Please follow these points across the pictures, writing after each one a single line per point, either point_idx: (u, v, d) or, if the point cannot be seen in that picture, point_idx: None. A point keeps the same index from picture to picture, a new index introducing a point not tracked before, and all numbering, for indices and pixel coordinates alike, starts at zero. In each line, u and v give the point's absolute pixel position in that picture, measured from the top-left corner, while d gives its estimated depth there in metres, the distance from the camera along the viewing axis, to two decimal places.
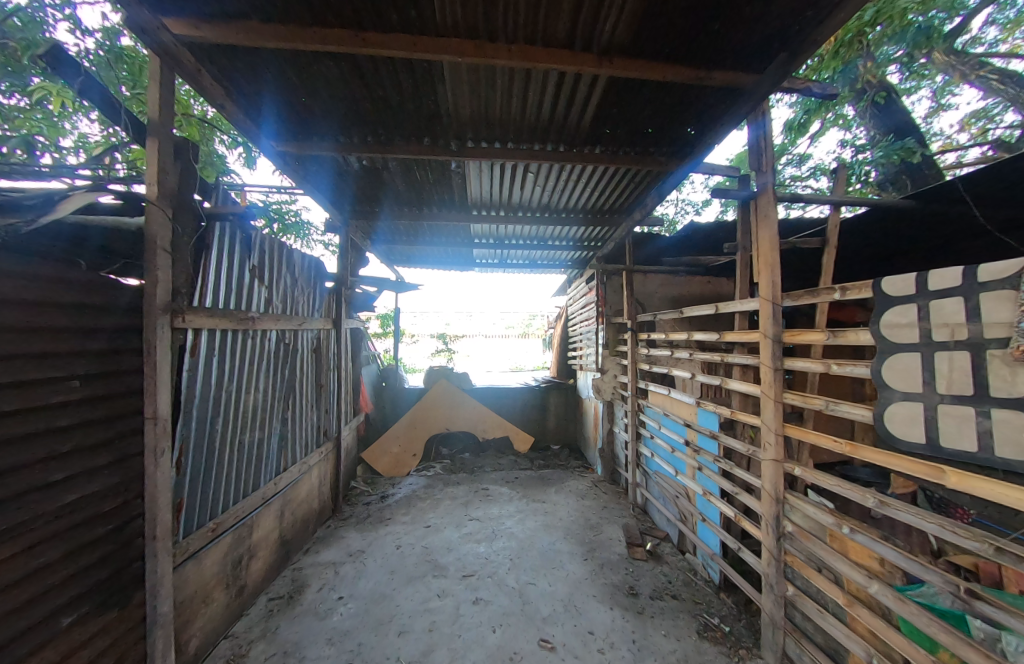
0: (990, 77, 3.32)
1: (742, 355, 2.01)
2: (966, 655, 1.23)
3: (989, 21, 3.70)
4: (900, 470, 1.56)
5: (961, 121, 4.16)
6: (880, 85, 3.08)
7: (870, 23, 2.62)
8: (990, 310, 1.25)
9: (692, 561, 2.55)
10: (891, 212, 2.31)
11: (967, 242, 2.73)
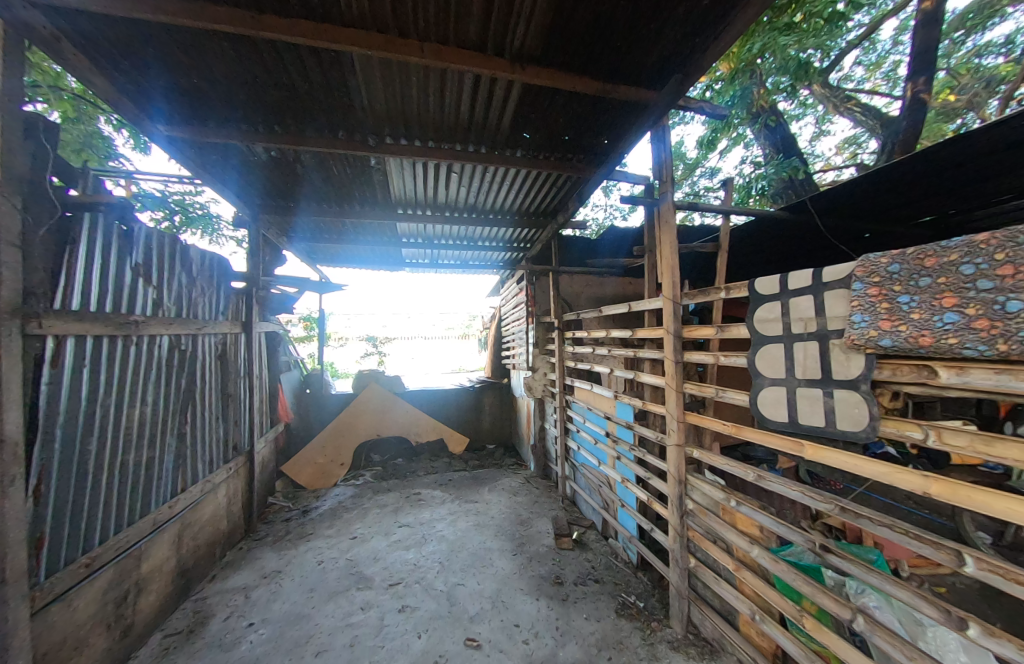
0: (856, 110, 3.91)
1: (651, 350, 2.15)
2: (824, 601, 1.47)
3: (857, 62, 4.36)
4: (773, 446, 1.79)
5: (837, 146, 4.87)
6: (774, 109, 3.44)
7: (759, 53, 2.90)
8: (831, 306, 1.49)
9: (614, 545, 2.71)
10: (769, 222, 2.65)
11: (828, 250, 3.21)
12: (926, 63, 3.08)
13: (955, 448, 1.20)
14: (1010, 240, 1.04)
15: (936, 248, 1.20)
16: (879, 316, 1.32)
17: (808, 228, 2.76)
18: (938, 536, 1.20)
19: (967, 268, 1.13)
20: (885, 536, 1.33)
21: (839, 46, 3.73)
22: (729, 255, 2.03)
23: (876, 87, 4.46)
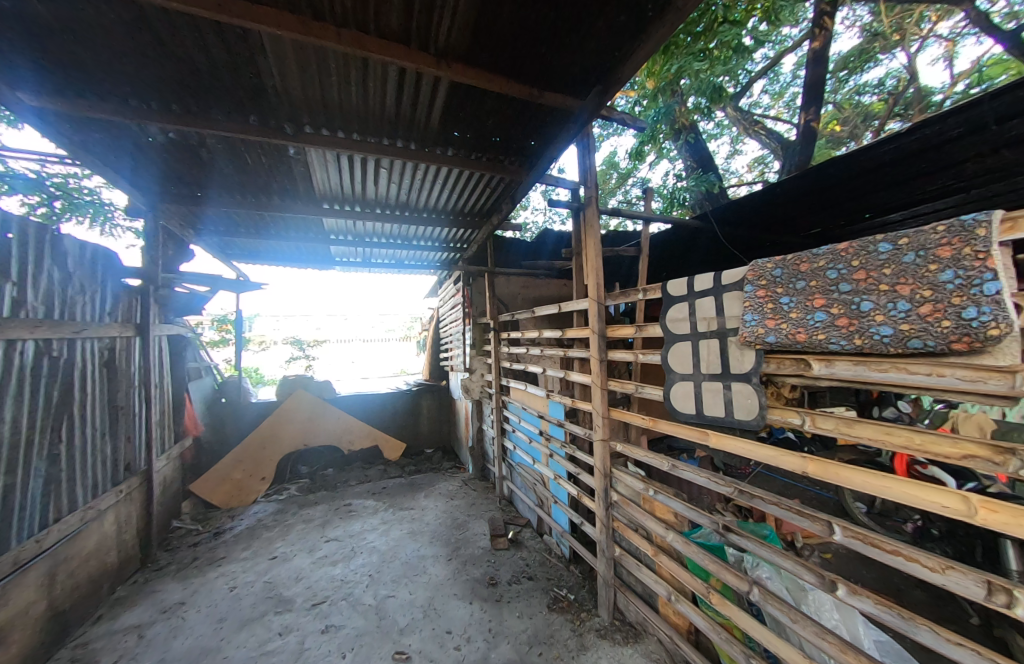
0: (762, 133, 4.37)
1: (580, 349, 2.21)
2: (727, 578, 1.60)
3: (763, 90, 4.90)
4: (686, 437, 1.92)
5: (747, 164, 5.43)
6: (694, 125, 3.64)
7: (676, 77, 2.90)
8: (729, 306, 1.62)
9: (548, 540, 2.77)
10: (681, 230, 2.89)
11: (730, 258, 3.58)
12: (816, 96, 3.51)
13: (824, 431, 1.37)
14: (863, 248, 1.24)
15: (809, 256, 1.37)
16: (766, 315, 1.46)
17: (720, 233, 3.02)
18: (814, 510, 1.36)
19: (832, 273, 1.30)
20: (774, 513, 1.50)
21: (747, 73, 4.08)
22: (648, 258, 2.14)
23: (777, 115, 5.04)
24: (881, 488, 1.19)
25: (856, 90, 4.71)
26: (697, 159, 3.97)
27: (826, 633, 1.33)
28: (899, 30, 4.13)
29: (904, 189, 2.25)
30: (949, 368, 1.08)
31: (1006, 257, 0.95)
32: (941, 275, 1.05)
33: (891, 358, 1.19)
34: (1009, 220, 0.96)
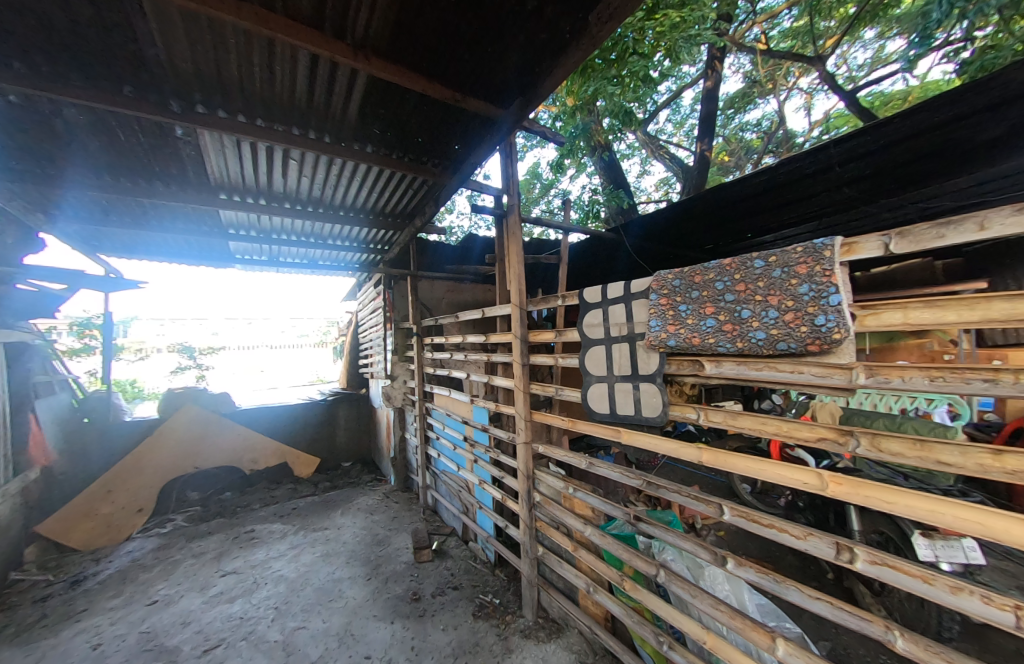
0: (666, 157, 4.88)
1: (503, 354, 2.24)
2: (638, 565, 1.71)
3: (667, 119, 5.49)
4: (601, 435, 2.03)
5: (654, 185, 6.06)
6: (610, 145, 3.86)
7: (591, 97, 3.11)
8: (637, 313, 1.73)
9: (474, 547, 2.76)
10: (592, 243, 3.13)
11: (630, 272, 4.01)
12: (708, 129, 3.99)
13: (715, 423, 1.54)
14: (742, 264, 1.42)
15: (701, 269, 1.54)
16: (667, 321, 1.60)
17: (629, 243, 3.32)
18: (708, 494, 1.52)
19: (719, 285, 1.47)
20: (675, 500, 1.64)
21: (654, 103, 4.53)
22: (567, 266, 2.24)
23: (678, 143, 5.66)
24: (759, 470, 1.39)
25: (738, 127, 5.50)
26: (610, 177, 4.26)
27: (718, 603, 1.50)
28: (769, 81, 4.92)
29: (767, 216, 2.68)
30: (806, 366, 1.29)
31: (844, 275, 1.19)
32: (799, 288, 1.26)
33: (765, 359, 1.39)
34: (847, 245, 1.20)
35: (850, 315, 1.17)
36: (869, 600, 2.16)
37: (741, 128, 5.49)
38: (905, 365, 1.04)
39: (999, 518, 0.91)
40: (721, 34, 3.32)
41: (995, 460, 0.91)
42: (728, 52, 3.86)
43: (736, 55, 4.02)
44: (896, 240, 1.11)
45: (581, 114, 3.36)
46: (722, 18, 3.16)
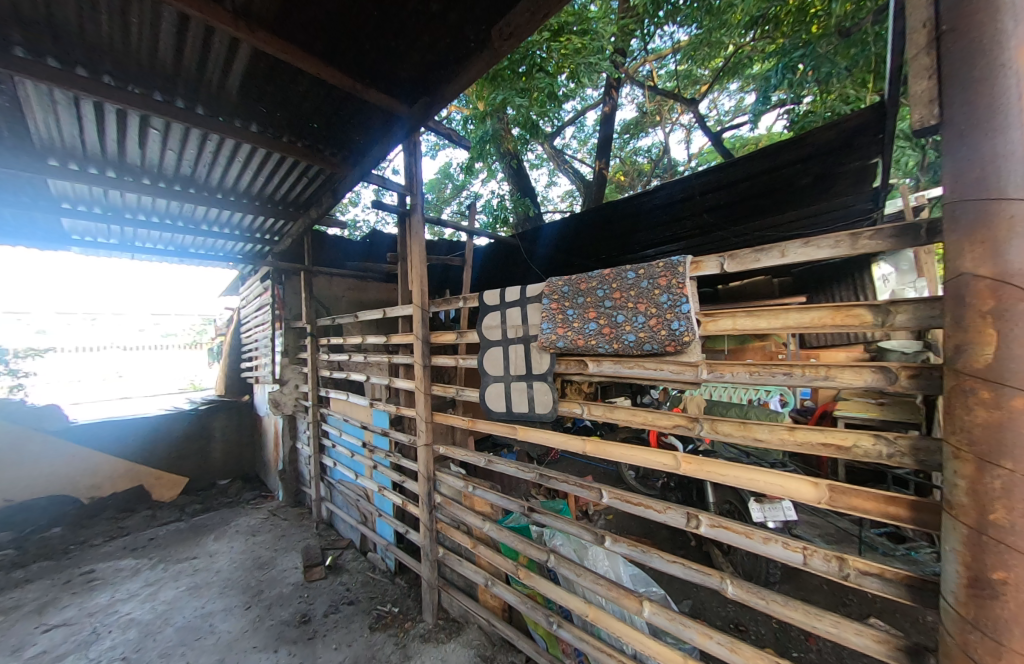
0: (569, 172, 5.28)
1: (404, 356, 2.22)
2: (532, 553, 1.80)
3: (573, 135, 5.93)
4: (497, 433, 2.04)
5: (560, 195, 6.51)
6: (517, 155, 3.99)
7: (500, 107, 3.17)
8: (531, 317, 1.79)
9: (374, 558, 2.67)
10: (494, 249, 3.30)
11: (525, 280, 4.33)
12: (605, 150, 4.39)
13: (597, 417, 1.67)
14: (619, 274, 1.56)
15: (586, 278, 1.65)
16: (557, 324, 1.69)
17: (532, 249, 3.54)
18: (592, 480, 1.65)
19: (600, 292, 1.60)
20: (564, 489, 1.73)
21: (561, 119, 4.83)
22: (470, 269, 2.29)
23: (581, 160, 6.14)
24: (631, 456, 1.56)
25: (632, 152, 6.17)
26: (517, 184, 4.42)
27: (599, 578, 1.66)
28: (656, 115, 5.62)
29: (643, 235, 3.04)
30: (666, 364, 1.48)
31: (692, 288, 1.40)
32: (660, 297, 1.44)
33: (635, 358, 1.55)
34: (695, 262, 1.42)
35: (696, 321, 1.40)
36: (718, 558, 2.62)
37: (635, 153, 6.18)
38: (740, 361, 1.29)
39: (789, 479, 1.24)
40: (616, 65, 3.66)
41: (791, 433, 1.24)
42: (622, 83, 4.31)
43: (629, 87, 4.50)
44: (728, 261, 1.36)
45: (491, 120, 3.37)
46: (617, 50, 3.49)
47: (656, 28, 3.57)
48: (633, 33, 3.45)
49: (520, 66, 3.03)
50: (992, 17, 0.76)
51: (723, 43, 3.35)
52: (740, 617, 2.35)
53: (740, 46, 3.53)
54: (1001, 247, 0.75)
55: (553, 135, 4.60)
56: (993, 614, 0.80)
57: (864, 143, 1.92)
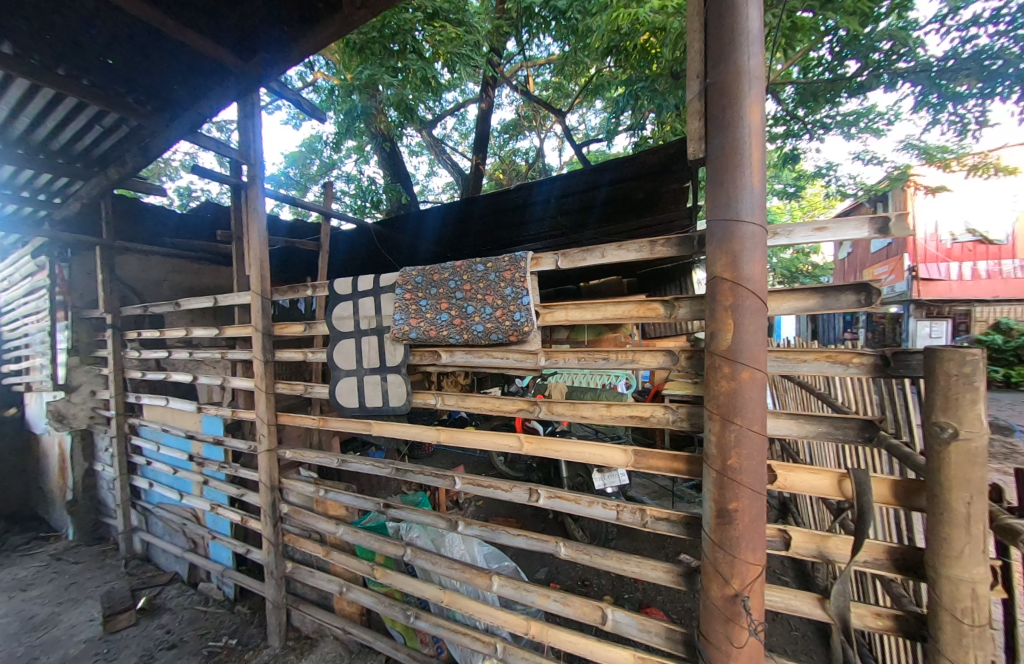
0: (447, 161, 5.26)
1: (241, 351, 1.99)
2: (388, 549, 1.76)
3: (457, 126, 6.02)
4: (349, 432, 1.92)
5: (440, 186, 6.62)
6: (392, 141, 3.85)
7: (365, 81, 2.94)
8: (384, 308, 1.70)
9: (207, 589, 2.32)
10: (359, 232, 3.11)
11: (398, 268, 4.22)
12: (482, 145, 4.52)
13: (448, 407, 1.67)
14: (468, 267, 1.57)
15: (438, 269, 1.61)
16: (410, 315, 1.63)
17: (405, 238, 3.49)
18: (445, 469, 1.67)
19: (452, 283, 1.58)
20: (420, 481, 1.71)
21: (446, 107, 4.78)
22: (327, 263, 2.14)
23: (461, 153, 6.25)
24: (481, 442, 1.60)
25: (510, 152, 6.46)
26: (390, 170, 4.24)
27: (453, 563, 1.69)
28: (531, 121, 6.08)
29: (509, 232, 3.26)
30: (511, 352, 1.52)
31: (532, 282, 1.48)
32: (505, 289, 1.49)
33: (485, 348, 1.56)
34: (535, 257, 1.48)
35: (535, 313, 1.47)
36: (574, 527, 2.94)
37: (513, 153, 6.50)
38: (570, 350, 1.40)
39: (607, 450, 1.40)
40: (493, 64, 3.75)
41: (609, 408, 1.40)
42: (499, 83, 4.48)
43: (506, 88, 4.69)
44: (562, 259, 1.43)
45: (361, 96, 3.12)
46: (493, 49, 3.58)
47: (529, 36, 3.76)
48: (510, 35, 3.59)
49: (392, 43, 2.84)
50: (737, 83, 1.18)
51: (585, 65, 3.75)
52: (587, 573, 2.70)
53: (601, 69, 3.95)
54: (738, 257, 1.17)
55: (434, 123, 4.55)
56: (733, 531, 1.18)
57: (675, 170, 2.33)
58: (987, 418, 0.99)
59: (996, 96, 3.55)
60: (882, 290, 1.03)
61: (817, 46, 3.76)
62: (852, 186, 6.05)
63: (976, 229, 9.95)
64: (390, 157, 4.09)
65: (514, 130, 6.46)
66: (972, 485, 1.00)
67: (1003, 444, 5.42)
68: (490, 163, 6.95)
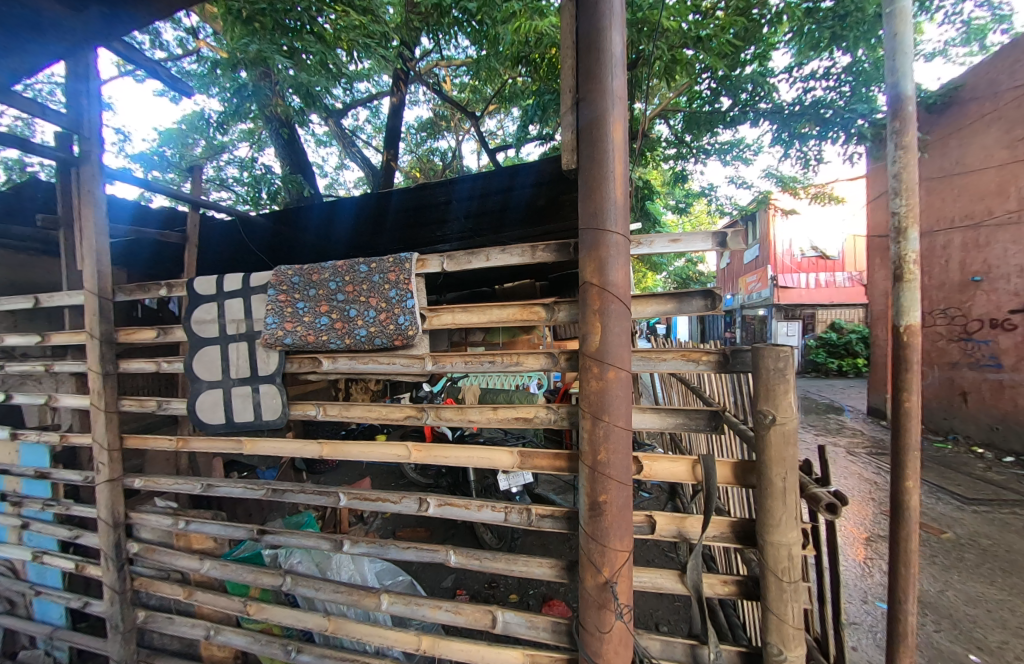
0: (358, 155, 4.99)
1: (72, 362, 1.67)
2: (262, 579, 1.60)
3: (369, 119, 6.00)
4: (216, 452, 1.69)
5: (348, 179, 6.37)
6: (290, 125, 3.67)
7: (251, 55, 2.67)
8: (255, 310, 1.54)
9: (28, 659, 1.91)
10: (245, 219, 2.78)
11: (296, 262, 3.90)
12: (393, 140, 4.40)
13: (332, 417, 1.56)
14: (351, 267, 1.48)
15: (318, 268, 1.50)
16: (284, 318, 1.48)
17: (307, 233, 3.26)
18: (327, 486, 1.56)
19: (332, 284, 1.48)
20: (299, 502, 1.56)
21: (358, 97, 4.58)
22: (195, 270, 2.00)
23: (374, 147, 6.24)
24: (366, 453, 1.53)
25: (427, 151, 6.44)
26: (289, 159, 4.11)
27: (338, 586, 1.57)
28: (447, 121, 6.24)
29: (418, 230, 3.24)
30: (397, 358, 1.45)
31: (418, 285, 1.43)
32: (389, 291, 1.42)
33: (369, 353, 1.47)
34: (421, 259, 1.43)
35: (420, 316, 1.42)
36: (485, 530, 2.95)
37: (430, 152, 6.47)
38: (454, 353, 1.38)
39: (492, 452, 1.41)
40: (405, 58, 3.72)
41: (494, 411, 1.40)
42: (412, 78, 4.42)
43: (421, 85, 4.66)
44: (447, 262, 1.41)
45: (253, 74, 2.87)
46: (403, 42, 3.49)
47: (441, 35, 3.66)
48: (421, 32, 3.57)
49: (287, 18, 2.63)
50: (601, 100, 1.23)
51: (498, 72, 3.94)
52: (495, 576, 2.71)
53: (513, 76, 4.12)
54: (604, 264, 1.23)
55: (343, 112, 4.36)
56: (603, 521, 1.24)
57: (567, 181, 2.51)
58: (795, 404, 1.17)
59: (826, 139, 4.38)
60: (721, 296, 1.17)
61: (698, 80, 4.29)
62: (729, 205, 7.07)
63: (818, 247, 12.72)
64: (287, 144, 3.98)
65: (432, 129, 6.43)
66: (786, 462, 1.18)
67: (833, 420, 6.76)
68: (408, 161, 6.80)
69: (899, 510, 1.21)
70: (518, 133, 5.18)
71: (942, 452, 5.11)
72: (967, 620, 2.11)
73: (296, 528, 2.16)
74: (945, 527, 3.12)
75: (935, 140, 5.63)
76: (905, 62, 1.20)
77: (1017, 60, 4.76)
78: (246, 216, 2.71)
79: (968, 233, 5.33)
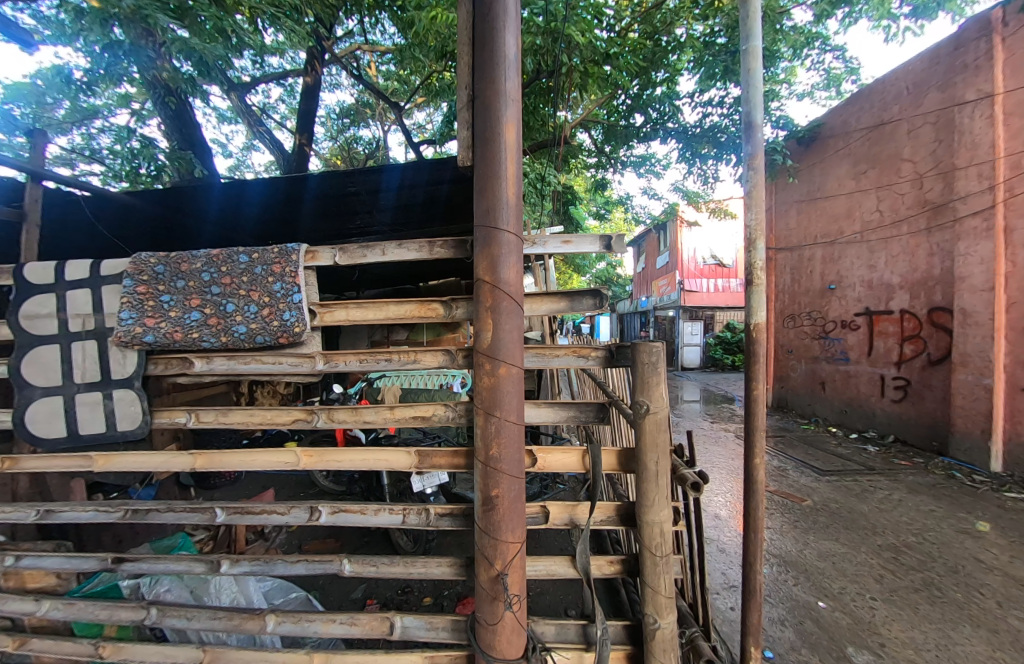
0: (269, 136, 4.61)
1: None
2: (120, 615, 1.40)
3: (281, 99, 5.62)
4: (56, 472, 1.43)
5: None
6: (179, 95, 3.27)
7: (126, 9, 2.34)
8: (106, 303, 1.33)
9: None
10: (118, 198, 2.40)
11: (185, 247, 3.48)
12: (306, 122, 4.13)
13: (206, 424, 1.39)
14: (229, 257, 1.35)
15: (188, 257, 1.35)
16: (144, 314, 1.29)
17: (203, 217, 2.93)
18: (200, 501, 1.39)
19: (205, 276, 1.34)
20: (163, 523, 1.38)
21: (266, 71, 4.20)
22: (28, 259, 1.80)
23: (287, 129, 5.83)
24: (247, 461, 1.39)
25: (350, 138, 6.18)
26: (176, 133, 3.63)
27: (217, 612, 1.41)
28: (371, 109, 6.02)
29: (332, 220, 3.10)
30: (283, 357, 1.34)
31: (307, 278, 1.34)
32: (273, 285, 1.31)
33: (251, 353, 1.34)
34: (310, 251, 1.35)
35: (309, 312, 1.33)
36: (399, 535, 2.87)
37: (352, 140, 6.19)
38: (345, 351, 1.31)
39: (388, 453, 1.37)
40: (320, 37, 3.54)
41: (389, 411, 1.37)
42: (330, 60, 4.21)
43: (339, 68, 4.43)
44: (338, 255, 1.33)
45: (130, 30, 2.51)
46: (319, 19, 3.32)
47: (366, 19, 3.85)
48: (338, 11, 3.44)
49: None
50: (494, 98, 1.23)
51: (422, 62, 3.93)
52: (410, 581, 2.64)
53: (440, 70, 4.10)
54: (497, 262, 1.24)
55: (251, 86, 3.99)
56: (496, 515, 1.26)
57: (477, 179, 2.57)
58: (666, 395, 1.29)
59: (721, 161, 4.93)
60: (607, 296, 1.24)
61: (615, 95, 4.62)
62: (643, 215, 7.72)
63: (717, 256, 14.42)
64: (175, 115, 3.54)
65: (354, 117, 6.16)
66: (659, 447, 1.30)
67: (726, 409, 7.69)
68: (327, 147, 6.44)
69: (749, 484, 1.38)
70: (445, 130, 5.17)
71: (807, 431, 6.06)
72: (817, 573, 2.51)
73: (168, 552, 1.92)
74: (805, 495, 3.69)
75: (803, 168, 6.73)
76: (756, 96, 1.36)
77: (862, 106, 5.78)
78: (118, 197, 2.35)
79: (826, 249, 6.42)
